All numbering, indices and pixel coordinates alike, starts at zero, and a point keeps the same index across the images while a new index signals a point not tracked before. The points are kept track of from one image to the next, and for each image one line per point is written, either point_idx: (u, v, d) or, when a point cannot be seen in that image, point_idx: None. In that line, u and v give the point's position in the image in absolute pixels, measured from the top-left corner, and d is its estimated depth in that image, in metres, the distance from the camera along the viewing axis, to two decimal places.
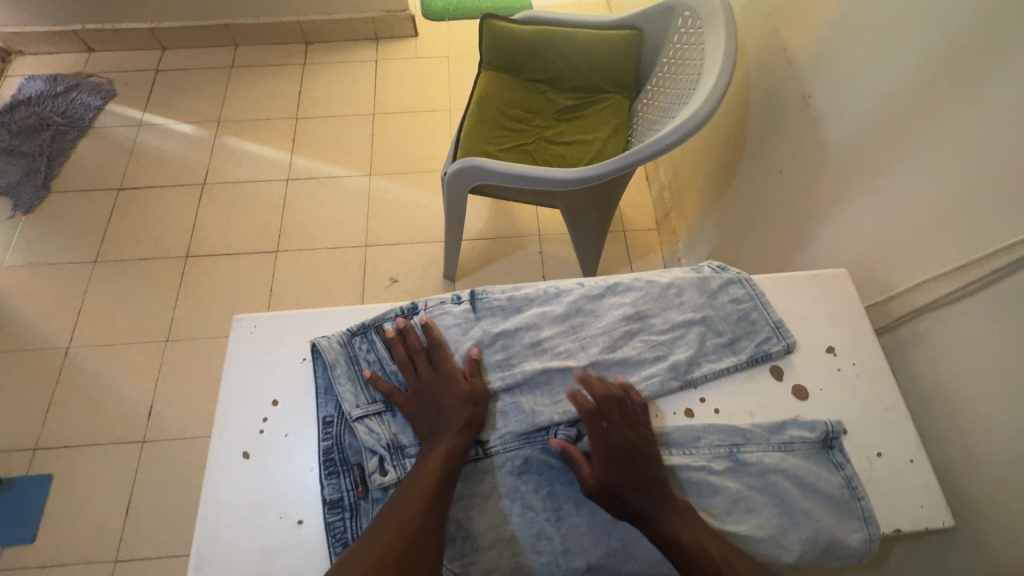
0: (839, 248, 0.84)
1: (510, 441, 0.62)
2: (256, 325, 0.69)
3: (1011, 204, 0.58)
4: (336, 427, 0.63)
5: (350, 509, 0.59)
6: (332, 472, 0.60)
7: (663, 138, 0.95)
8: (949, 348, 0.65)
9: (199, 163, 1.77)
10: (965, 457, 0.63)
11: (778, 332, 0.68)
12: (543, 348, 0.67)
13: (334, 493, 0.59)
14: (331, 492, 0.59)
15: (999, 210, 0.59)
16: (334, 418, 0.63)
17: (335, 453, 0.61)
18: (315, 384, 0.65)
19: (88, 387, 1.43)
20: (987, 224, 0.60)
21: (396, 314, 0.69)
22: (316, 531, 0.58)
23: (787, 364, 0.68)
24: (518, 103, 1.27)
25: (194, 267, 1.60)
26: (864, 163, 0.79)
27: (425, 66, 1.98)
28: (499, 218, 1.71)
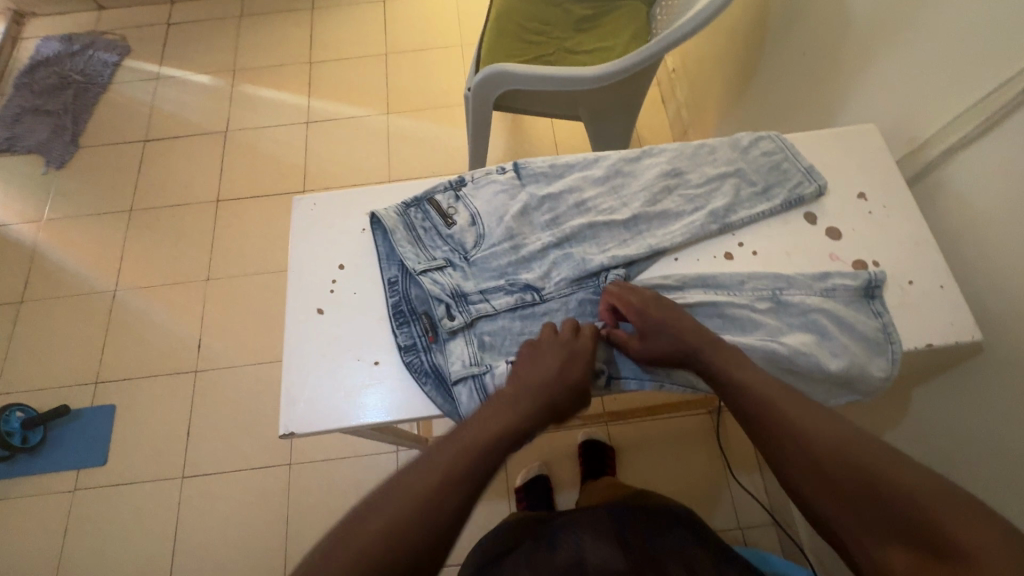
0: (865, 115, 0.86)
1: (563, 287, 0.66)
2: (316, 202, 0.74)
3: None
4: (401, 283, 0.67)
5: (422, 350, 0.64)
6: (403, 322, 0.65)
7: (684, 25, 0.97)
8: (976, 183, 0.67)
9: (219, 111, 1.80)
10: (995, 282, 0.66)
11: (811, 179, 0.71)
12: (587, 207, 0.71)
13: (407, 339, 0.64)
14: (404, 338, 0.64)
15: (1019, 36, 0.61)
16: (399, 276, 0.67)
17: (403, 306, 0.66)
18: (377, 248, 0.70)
19: (137, 325, 1.50)
20: (1008, 52, 0.62)
21: (445, 186, 0.73)
22: (393, 370, 0.64)
23: (820, 207, 0.71)
24: (535, 16, 1.28)
25: (225, 210, 1.65)
26: (888, 22, 0.80)
27: (433, 2, 1.96)
28: (518, 148, 1.73)
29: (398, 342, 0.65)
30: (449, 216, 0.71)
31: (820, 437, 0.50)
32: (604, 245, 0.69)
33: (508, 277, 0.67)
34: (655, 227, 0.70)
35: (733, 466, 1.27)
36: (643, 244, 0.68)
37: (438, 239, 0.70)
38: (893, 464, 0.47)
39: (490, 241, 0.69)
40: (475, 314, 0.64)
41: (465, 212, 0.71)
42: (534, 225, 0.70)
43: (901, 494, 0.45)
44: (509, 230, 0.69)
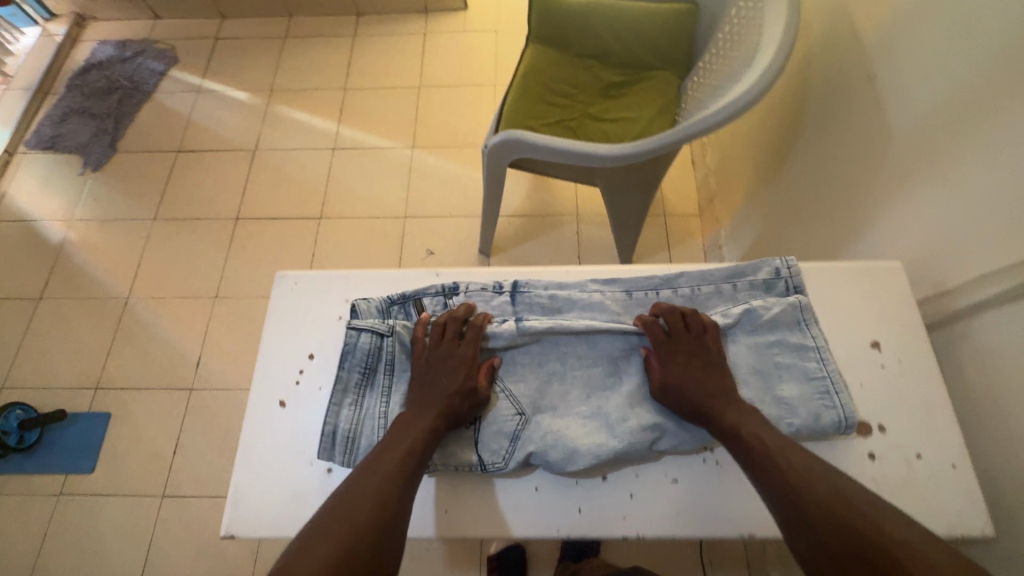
0: (894, 239, 0.79)
1: (513, 449, 0.62)
2: (298, 281, 0.72)
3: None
4: (359, 396, 0.64)
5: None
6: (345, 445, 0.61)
7: (710, 117, 0.92)
8: (1003, 347, 0.61)
9: (251, 129, 1.84)
10: (1016, 467, 0.59)
11: (833, 393, 0.62)
12: (573, 360, 0.67)
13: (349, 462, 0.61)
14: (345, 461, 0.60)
15: None
16: (362, 388, 0.64)
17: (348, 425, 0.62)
18: (347, 343, 0.65)
19: (143, 335, 1.53)
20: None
21: (437, 290, 0.70)
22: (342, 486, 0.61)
23: (848, 427, 0.60)
24: (564, 78, 1.25)
25: (242, 229, 1.67)
26: (929, 148, 0.73)
27: (472, 40, 1.97)
28: (538, 196, 1.70)
29: (328, 455, 0.61)
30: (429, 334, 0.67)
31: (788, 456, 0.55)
32: (574, 414, 0.64)
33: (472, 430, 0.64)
34: (637, 399, 0.64)
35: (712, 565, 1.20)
36: (621, 427, 0.62)
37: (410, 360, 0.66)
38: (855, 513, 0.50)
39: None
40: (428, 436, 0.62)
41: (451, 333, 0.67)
42: (515, 367, 0.67)
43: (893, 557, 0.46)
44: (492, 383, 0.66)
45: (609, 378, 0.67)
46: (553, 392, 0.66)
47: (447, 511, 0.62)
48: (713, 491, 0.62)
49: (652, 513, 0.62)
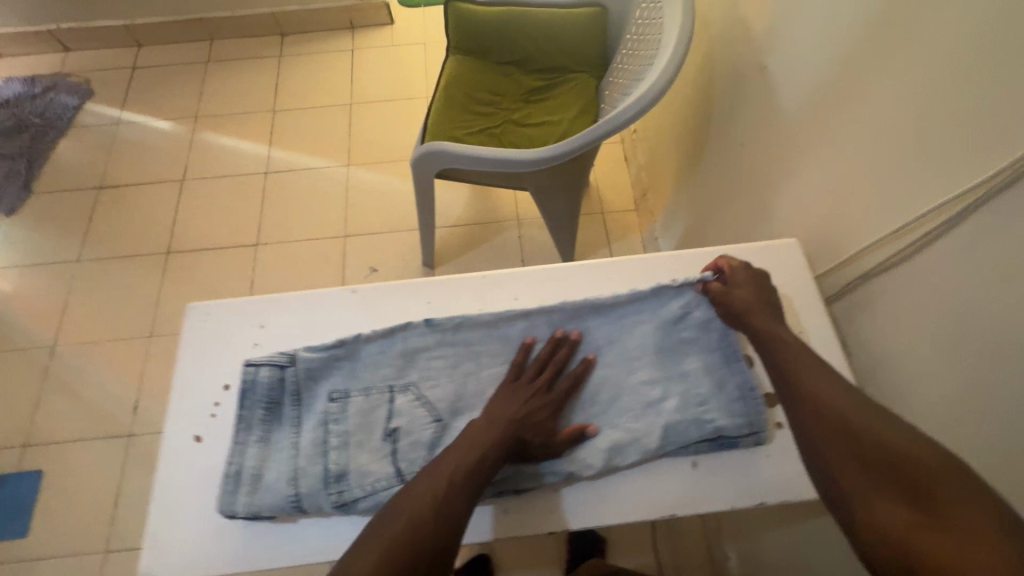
0: (796, 217, 0.84)
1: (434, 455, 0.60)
2: (211, 311, 0.70)
3: (953, 149, 0.56)
4: (265, 446, 0.60)
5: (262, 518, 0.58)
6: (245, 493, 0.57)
7: (622, 113, 0.95)
8: (892, 308, 0.66)
9: (178, 158, 1.78)
10: (913, 420, 0.64)
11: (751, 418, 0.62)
12: (486, 359, 0.66)
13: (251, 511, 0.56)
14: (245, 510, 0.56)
15: (927, 172, 0.59)
16: (267, 436, 0.60)
17: (246, 474, 0.58)
18: (246, 381, 0.62)
19: (74, 383, 1.45)
20: (928, 170, 0.59)
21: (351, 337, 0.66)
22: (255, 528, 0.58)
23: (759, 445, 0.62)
24: (486, 86, 1.27)
25: (175, 262, 1.61)
26: (815, 129, 0.78)
27: (401, 54, 1.97)
28: (478, 204, 1.71)
29: (232, 509, 0.56)
30: (338, 367, 0.64)
31: (860, 410, 0.54)
32: None
33: (389, 438, 0.60)
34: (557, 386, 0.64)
35: (678, 545, 1.26)
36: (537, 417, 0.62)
37: (319, 390, 0.63)
38: (881, 423, 0.52)
39: (378, 393, 0.63)
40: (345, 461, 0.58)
41: (365, 356, 0.65)
42: (429, 372, 0.65)
43: (917, 468, 0.49)
44: (404, 391, 0.63)
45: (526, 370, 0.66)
46: (470, 392, 0.64)
47: None
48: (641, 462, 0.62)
49: (580, 492, 0.60)
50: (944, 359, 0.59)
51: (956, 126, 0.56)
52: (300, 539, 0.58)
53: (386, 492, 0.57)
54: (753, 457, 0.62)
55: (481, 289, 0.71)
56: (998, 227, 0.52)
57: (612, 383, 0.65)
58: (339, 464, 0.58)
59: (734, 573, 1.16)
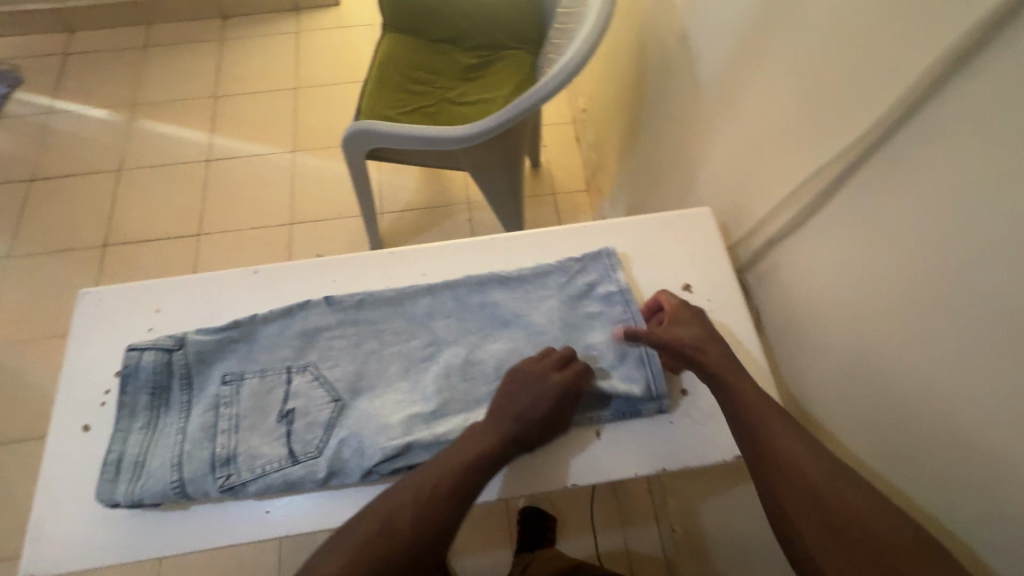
0: (717, 187, 0.84)
1: (329, 436, 0.57)
2: (103, 297, 0.67)
3: (840, 106, 0.56)
4: (151, 432, 0.57)
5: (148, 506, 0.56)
6: (126, 481, 0.54)
7: (545, 84, 0.94)
8: (797, 271, 0.67)
9: (114, 148, 1.71)
10: (819, 380, 0.65)
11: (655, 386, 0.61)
12: (389, 337, 0.64)
13: (130, 500, 0.53)
14: (124, 498, 0.53)
15: (818, 133, 0.60)
16: (153, 423, 0.58)
17: (128, 462, 0.55)
18: (128, 366, 0.58)
19: (7, 384, 1.39)
20: (822, 129, 0.59)
21: (248, 319, 0.63)
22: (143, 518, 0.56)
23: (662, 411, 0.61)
24: (420, 65, 1.23)
25: (113, 256, 1.55)
26: (728, 97, 0.78)
27: (348, 36, 1.91)
28: (429, 188, 1.68)
29: (112, 498, 0.53)
30: (233, 350, 0.62)
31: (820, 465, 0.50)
32: (395, 388, 0.61)
33: (284, 421, 0.58)
34: (458, 361, 0.63)
35: (626, 523, 1.27)
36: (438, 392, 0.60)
37: (211, 373, 0.60)
38: (851, 486, 0.48)
39: (274, 374, 0.61)
40: (233, 444, 0.56)
41: (262, 338, 0.63)
42: (329, 352, 0.63)
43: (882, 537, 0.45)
44: (302, 371, 0.61)
45: (430, 347, 0.64)
46: (371, 370, 0.62)
47: (271, 513, 0.56)
48: None
49: None
50: (845, 318, 0.60)
51: (844, 81, 0.55)
52: (189, 525, 0.56)
53: (276, 475, 0.55)
54: (658, 424, 0.61)
55: (387, 266, 0.69)
56: (882, 181, 0.52)
57: (517, 357, 0.63)
58: (226, 448, 0.55)
59: (680, 545, 1.18)
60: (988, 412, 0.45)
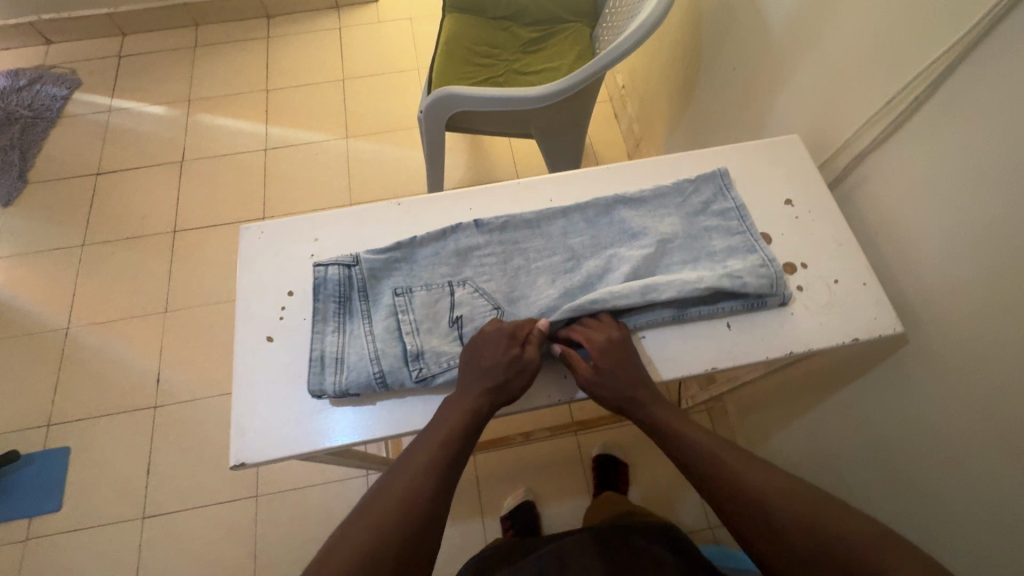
0: (792, 124, 0.92)
1: None
2: (264, 230, 0.74)
3: (926, 22, 0.64)
4: (341, 336, 0.64)
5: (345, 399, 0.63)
6: (330, 374, 0.61)
7: (621, 44, 1.01)
8: (885, 181, 0.74)
9: (175, 141, 1.79)
10: (913, 276, 0.72)
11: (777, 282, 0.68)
12: (532, 253, 0.71)
13: (337, 390, 0.60)
14: (332, 388, 0.60)
15: (905, 50, 0.68)
16: (340, 329, 0.64)
17: (328, 359, 0.62)
18: (317, 279, 0.66)
19: (92, 363, 1.46)
20: (913, 43, 0.66)
21: (407, 240, 0.70)
22: (338, 410, 0.63)
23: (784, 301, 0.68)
24: (485, 40, 1.32)
25: (182, 241, 1.62)
26: (803, 39, 0.86)
27: (388, 29, 2.00)
28: (478, 166, 1.76)
29: (319, 389, 0.61)
30: (399, 267, 0.68)
31: (766, 488, 0.54)
32: (546, 295, 0.68)
33: (455, 324, 0.65)
34: (597, 271, 0.70)
35: None
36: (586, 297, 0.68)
37: (383, 287, 0.67)
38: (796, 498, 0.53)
39: (439, 287, 0.67)
40: (419, 343, 0.63)
41: (422, 257, 0.69)
42: (482, 267, 0.69)
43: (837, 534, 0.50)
44: (462, 284, 0.68)
45: (570, 260, 0.71)
46: (522, 281, 0.69)
47: None
48: (682, 328, 0.68)
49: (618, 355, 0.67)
50: (941, 210, 0.67)
51: None
52: (380, 414, 0.63)
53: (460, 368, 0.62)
54: (779, 315, 0.69)
55: (518, 194, 0.77)
56: (978, 79, 0.59)
57: (651, 264, 0.69)
58: (413, 346, 0.62)
59: None
60: None
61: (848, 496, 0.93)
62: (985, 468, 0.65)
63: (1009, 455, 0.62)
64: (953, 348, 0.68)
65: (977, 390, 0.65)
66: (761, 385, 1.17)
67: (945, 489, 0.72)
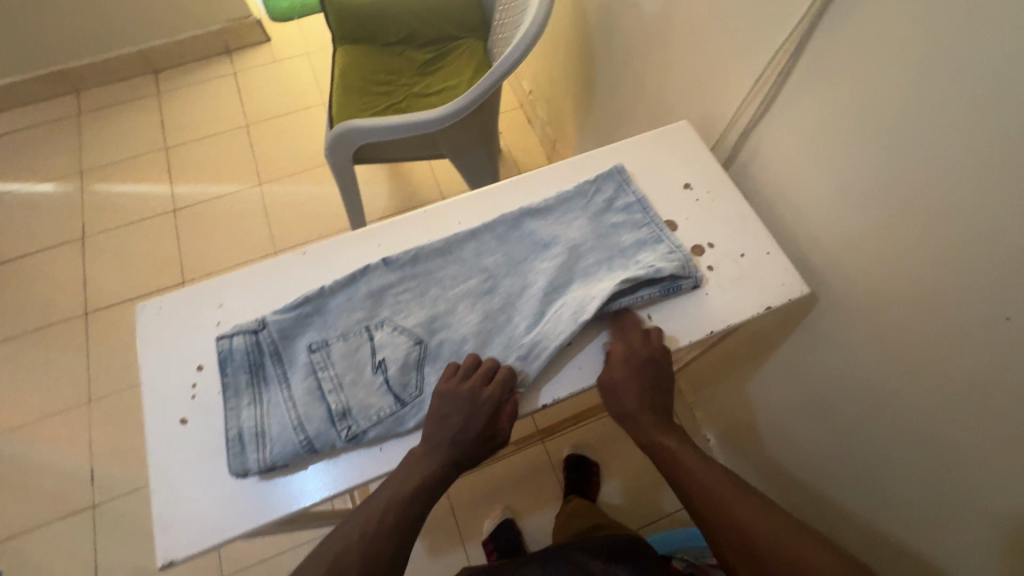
0: (683, 110, 0.96)
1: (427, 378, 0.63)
2: (161, 306, 0.69)
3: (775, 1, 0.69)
4: (259, 407, 0.60)
5: (274, 473, 0.59)
6: (254, 451, 0.58)
7: (510, 55, 1.02)
8: (771, 151, 0.78)
9: (72, 217, 1.67)
10: (811, 237, 0.76)
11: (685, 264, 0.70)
12: (448, 282, 0.70)
13: (264, 466, 0.57)
14: (257, 464, 0.57)
15: (762, 30, 0.72)
16: (257, 399, 0.61)
17: (249, 435, 0.59)
18: (223, 352, 0.62)
19: (13, 472, 1.33)
20: (770, 19, 0.70)
21: (315, 292, 0.67)
22: (268, 484, 0.59)
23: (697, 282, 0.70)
24: (380, 67, 1.30)
25: (98, 322, 1.51)
26: (677, 29, 0.90)
27: (287, 67, 1.95)
28: (401, 192, 1.73)
29: (243, 468, 0.57)
30: (311, 323, 0.65)
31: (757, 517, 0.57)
32: (468, 322, 0.67)
33: (379, 371, 0.63)
34: (516, 289, 0.69)
35: None
36: (507, 318, 0.67)
37: (296, 346, 0.64)
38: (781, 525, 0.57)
39: (356, 335, 0.65)
40: (343, 399, 0.60)
41: (335, 306, 0.67)
42: (399, 306, 0.68)
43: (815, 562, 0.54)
44: (380, 329, 0.65)
45: (487, 282, 0.70)
46: (441, 312, 0.68)
47: (386, 450, 0.61)
48: (608, 329, 0.69)
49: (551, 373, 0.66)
50: (824, 170, 0.71)
51: None
52: (314, 479, 0.59)
53: (391, 416, 0.60)
54: (695, 297, 0.71)
55: (425, 223, 0.75)
56: (828, 47, 0.64)
57: (567, 271, 0.70)
58: (338, 404, 0.60)
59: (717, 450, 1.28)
60: (944, 188, 0.56)
61: (803, 449, 0.97)
62: (909, 401, 0.70)
63: (925, 388, 0.66)
64: (857, 298, 0.72)
65: (884, 333, 0.70)
66: (706, 359, 1.21)
67: (878, 429, 0.76)
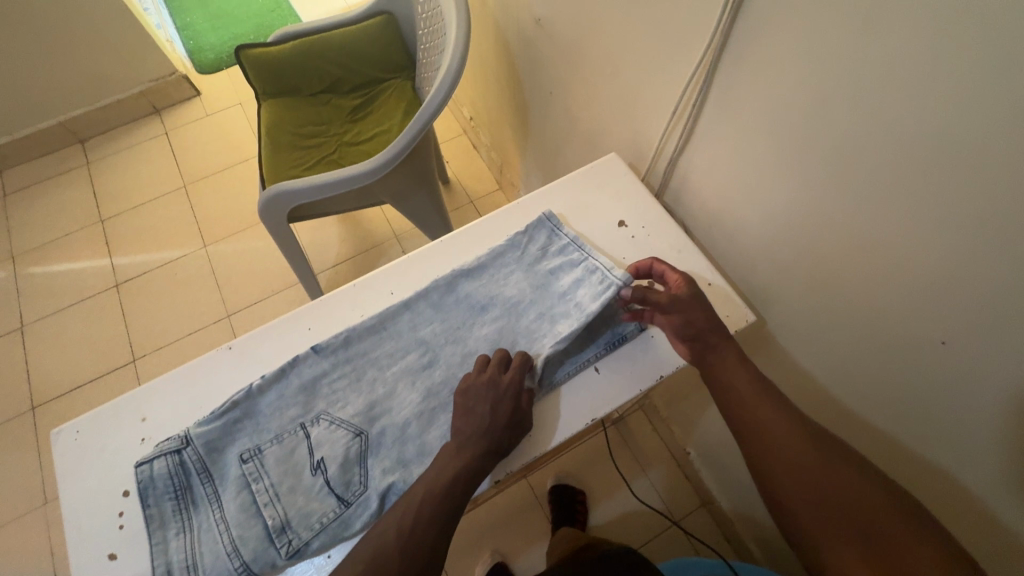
0: (613, 137, 0.94)
1: (371, 470, 0.60)
2: (79, 429, 0.64)
3: (679, 33, 0.68)
4: (190, 534, 0.57)
5: None
6: None
7: (432, 100, 1.00)
8: (700, 178, 0.77)
9: (7, 307, 1.58)
10: (750, 260, 0.75)
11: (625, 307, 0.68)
12: (385, 361, 0.67)
13: None
14: None
15: (672, 60, 0.71)
16: (189, 525, 0.57)
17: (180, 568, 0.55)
18: (141, 481, 0.57)
19: None
20: (678, 51, 0.69)
21: (242, 395, 0.63)
22: None
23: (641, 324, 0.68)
24: (308, 120, 1.26)
25: (45, 415, 1.43)
26: (594, 59, 0.89)
27: (220, 121, 1.89)
28: (352, 235, 1.69)
29: None
30: (240, 431, 0.62)
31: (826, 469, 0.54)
32: (409, 403, 0.64)
33: (319, 472, 0.59)
34: (456, 358, 0.67)
35: (646, 465, 1.34)
36: (449, 392, 0.64)
37: (227, 458, 0.60)
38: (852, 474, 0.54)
39: (290, 435, 0.61)
40: (280, 511, 0.56)
41: (265, 407, 0.63)
42: (334, 396, 0.64)
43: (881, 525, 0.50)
44: (316, 423, 0.62)
45: (425, 356, 0.67)
46: (380, 396, 0.64)
47: (334, 557, 0.57)
48: (557, 387, 0.66)
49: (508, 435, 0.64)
50: (751, 195, 0.70)
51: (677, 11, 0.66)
52: None
53: (334, 522, 0.56)
54: (641, 341, 0.69)
55: (356, 298, 0.72)
56: (734, 77, 0.63)
57: (508, 331, 0.68)
58: (275, 518, 0.56)
59: (699, 463, 1.27)
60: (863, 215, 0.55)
61: None
62: (864, 423, 0.68)
63: (876, 406, 0.65)
64: (800, 320, 0.71)
65: (830, 354, 0.68)
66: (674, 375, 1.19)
67: (841, 445, 0.75)
